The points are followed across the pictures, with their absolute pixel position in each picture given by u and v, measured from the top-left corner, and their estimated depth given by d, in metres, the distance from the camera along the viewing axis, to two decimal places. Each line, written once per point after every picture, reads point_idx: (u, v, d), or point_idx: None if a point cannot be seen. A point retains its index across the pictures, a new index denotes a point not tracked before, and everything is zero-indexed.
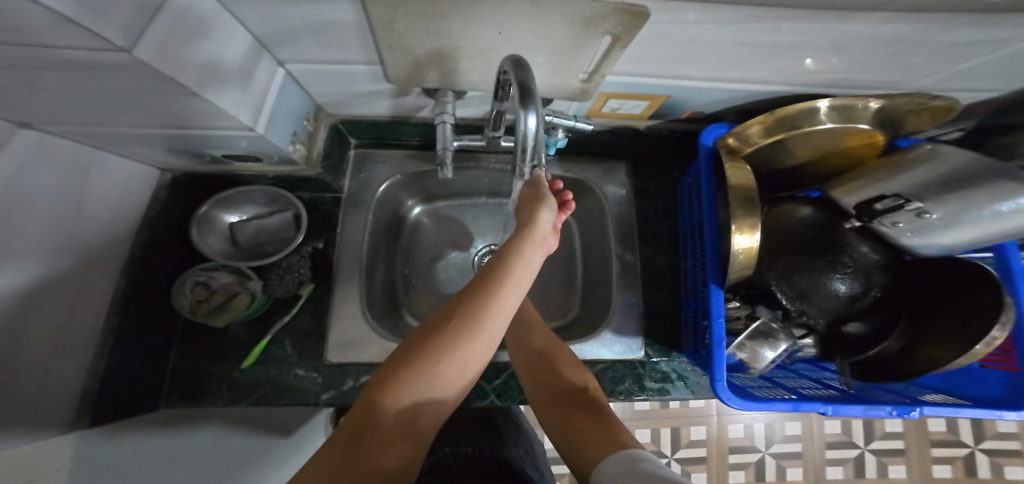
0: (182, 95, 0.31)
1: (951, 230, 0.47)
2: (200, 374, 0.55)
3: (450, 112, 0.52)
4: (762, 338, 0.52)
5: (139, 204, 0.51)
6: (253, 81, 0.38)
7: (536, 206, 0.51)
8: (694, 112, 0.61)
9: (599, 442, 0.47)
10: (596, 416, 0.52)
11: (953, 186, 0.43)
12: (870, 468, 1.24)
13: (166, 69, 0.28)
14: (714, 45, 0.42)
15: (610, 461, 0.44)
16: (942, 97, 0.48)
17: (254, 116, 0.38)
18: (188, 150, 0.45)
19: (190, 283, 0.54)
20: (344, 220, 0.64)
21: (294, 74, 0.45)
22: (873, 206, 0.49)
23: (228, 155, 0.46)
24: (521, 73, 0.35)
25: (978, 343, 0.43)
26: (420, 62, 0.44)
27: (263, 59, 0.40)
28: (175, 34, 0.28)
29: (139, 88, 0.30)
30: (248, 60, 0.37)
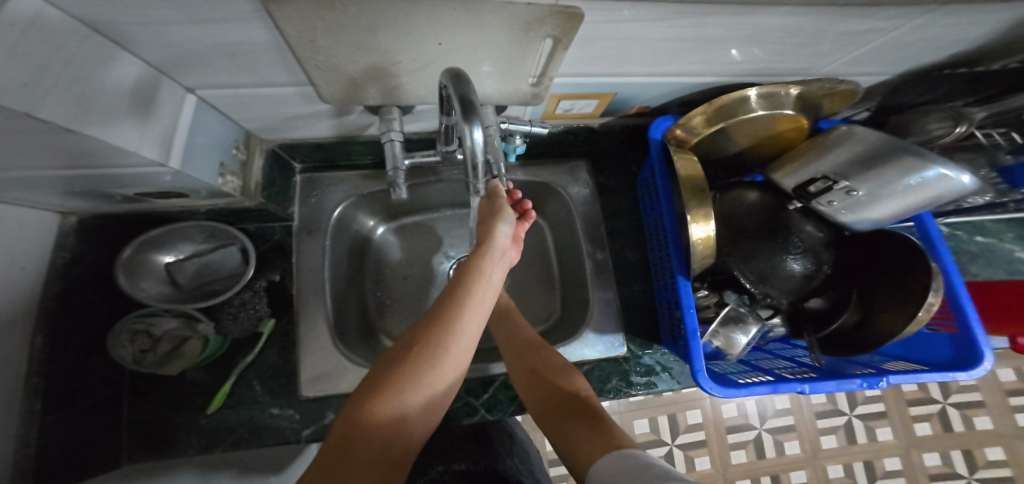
0: (54, 134, 0.28)
1: (874, 204, 0.48)
2: (162, 423, 0.53)
3: (398, 129, 0.51)
4: (733, 324, 0.52)
5: (68, 252, 0.48)
6: (155, 112, 0.35)
7: (494, 220, 0.50)
8: (643, 108, 0.62)
9: (593, 444, 0.46)
10: (589, 420, 0.49)
11: (872, 163, 0.44)
12: (858, 433, 1.27)
13: (15, 104, 0.24)
14: (647, 41, 0.42)
15: (604, 463, 0.42)
16: (848, 81, 0.50)
17: (163, 149, 0.36)
18: (92, 192, 0.41)
19: (129, 333, 0.50)
20: (299, 248, 0.62)
21: (211, 101, 0.43)
22: (807, 189, 0.49)
23: (146, 192, 0.43)
24: (461, 87, 0.31)
25: (920, 310, 0.45)
26: (355, 80, 0.43)
27: (165, 89, 0.37)
28: (18, 62, 0.24)
29: (26, 133, 0.27)
30: (144, 92, 0.34)
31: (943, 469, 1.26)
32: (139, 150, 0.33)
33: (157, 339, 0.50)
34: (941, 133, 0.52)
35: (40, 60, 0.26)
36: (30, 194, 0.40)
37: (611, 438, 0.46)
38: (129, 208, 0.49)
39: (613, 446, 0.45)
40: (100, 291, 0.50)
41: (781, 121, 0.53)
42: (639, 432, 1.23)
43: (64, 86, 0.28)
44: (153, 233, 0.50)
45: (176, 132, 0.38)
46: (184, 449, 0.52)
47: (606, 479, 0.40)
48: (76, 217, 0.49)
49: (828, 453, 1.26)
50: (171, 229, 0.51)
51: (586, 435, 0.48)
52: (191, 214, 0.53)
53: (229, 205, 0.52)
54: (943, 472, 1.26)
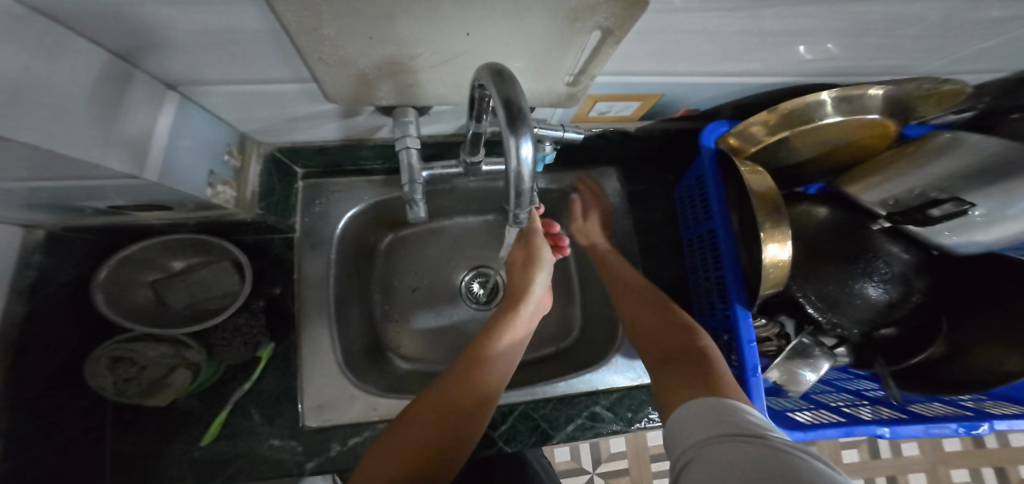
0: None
1: (987, 227, 0.43)
2: (150, 458, 0.47)
3: (414, 134, 0.44)
4: (800, 358, 0.45)
5: None
6: (124, 115, 0.29)
7: (530, 270, 0.58)
8: (689, 111, 0.55)
9: (687, 391, 0.38)
10: (691, 364, 0.42)
11: (993, 177, 0.39)
12: (884, 449, 1.20)
13: None
14: (716, 35, 0.35)
15: (691, 411, 0.34)
16: (954, 81, 0.42)
17: (134, 159, 0.29)
18: (58, 206, 0.35)
19: (107, 361, 0.43)
20: (301, 263, 0.56)
21: (196, 99, 0.37)
22: (930, 211, 0.42)
23: (120, 204, 0.37)
24: (503, 87, 0.24)
25: None
26: (367, 76, 0.36)
27: (135, 86, 0.30)
28: None
29: None
30: (106, 90, 0.28)
31: None
32: (101, 162, 0.27)
33: (143, 367, 0.45)
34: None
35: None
36: None
37: (718, 388, 0.37)
38: (102, 221, 0.42)
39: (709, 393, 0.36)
40: (74, 313, 0.44)
41: (857, 127, 0.47)
42: (652, 445, 1.17)
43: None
44: (133, 249, 0.44)
45: (154, 139, 0.32)
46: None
47: (688, 429, 0.33)
48: (44, 228, 0.40)
49: (852, 469, 1.18)
50: (156, 244, 0.45)
51: (685, 382, 0.40)
52: (178, 228, 0.46)
53: (220, 218, 0.45)
54: None
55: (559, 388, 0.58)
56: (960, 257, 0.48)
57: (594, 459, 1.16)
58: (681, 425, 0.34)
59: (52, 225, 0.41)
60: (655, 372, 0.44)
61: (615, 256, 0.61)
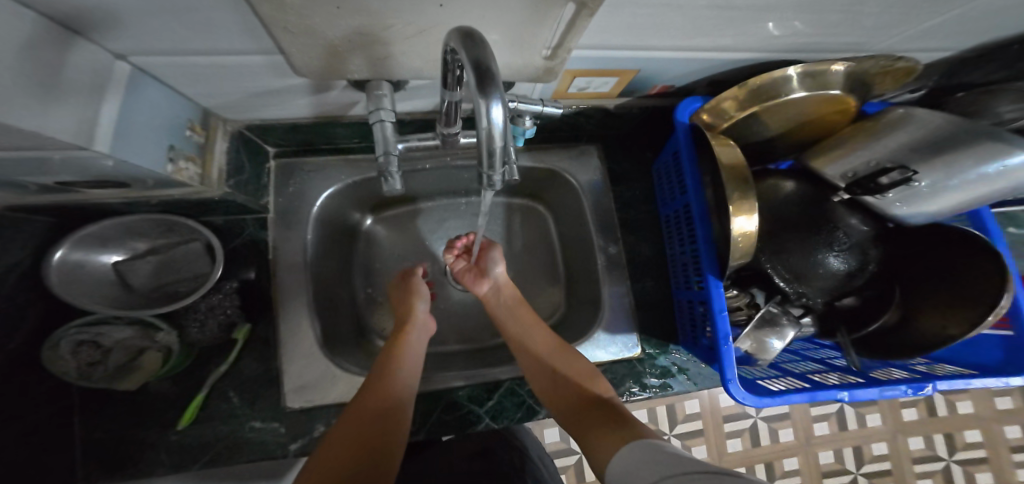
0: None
1: (932, 198, 0.45)
2: (125, 443, 0.47)
3: (389, 107, 0.43)
4: (768, 327, 0.47)
5: None
6: (68, 83, 0.27)
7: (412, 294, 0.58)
8: (666, 87, 0.56)
9: (608, 441, 0.42)
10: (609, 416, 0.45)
11: (939, 147, 0.42)
12: (850, 420, 1.27)
13: None
14: (686, 9, 0.36)
15: (622, 453, 0.38)
16: (906, 58, 0.44)
17: (80, 127, 0.28)
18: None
19: (70, 344, 0.42)
20: (277, 244, 0.55)
21: (149, 70, 0.35)
22: (878, 180, 0.44)
23: (72, 181, 0.35)
24: (473, 51, 0.24)
25: (992, 313, 0.43)
26: (336, 47, 0.35)
27: (82, 51, 0.29)
28: None
29: None
30: (48, 54, 0.26)
31: (927, 453, 1.28)
32: (41, 128, 0.25)
33: (109, 350, 0.44)
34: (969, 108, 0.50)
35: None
36: None
37: (631, 431, 0.42)
38: (56, 198, 0.40)
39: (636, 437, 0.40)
40: (25, 296, 0.41)
41: (824, 103, 0.48)
42: None
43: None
44: (90, 227, 0.43)
45: (103, 109, 0.30)
46: (154, 466, 0.46)
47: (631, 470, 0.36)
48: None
49: (819, 440, 1.25)
50: (118, 223, 0.44)
51: (605, 430, 0.43)
52: (139, 207, 0.44)
53: (187, 196, 0.44)
54: (924, 455, 1.28)
55: None
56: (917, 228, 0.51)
57: None
58: (626, 458, 0.38)
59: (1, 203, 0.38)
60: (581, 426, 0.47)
61: (522, 306, 0.60)
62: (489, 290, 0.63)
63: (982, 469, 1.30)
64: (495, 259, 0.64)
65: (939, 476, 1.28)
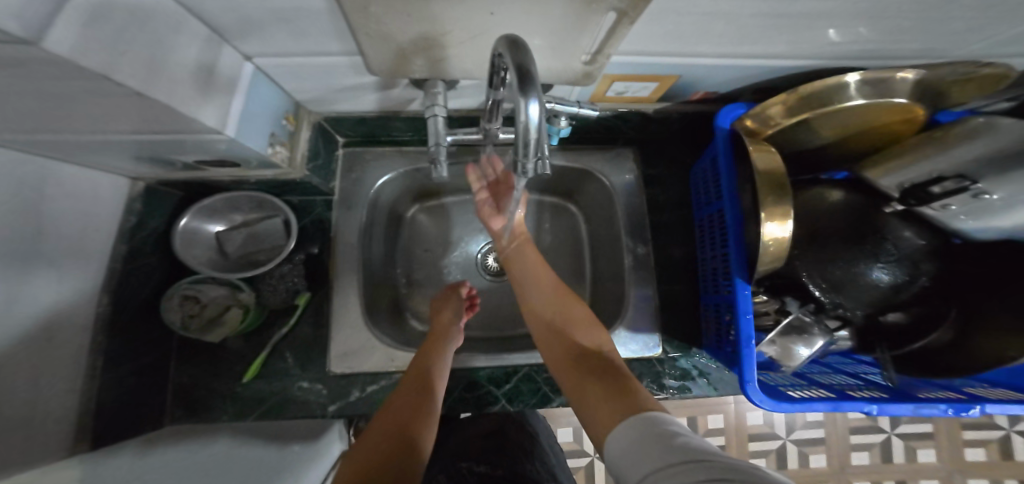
0: (109, 92, 0.25)
1: (1006, 212, 0.43)
2: (200, 389, 0.54)
3: (442, 104, 0.49)
4: (796, 334, 0.47)
5: (115, 213, 0.47)
6: (217, 80, 0.33)
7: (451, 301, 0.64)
8: (707, 94, 0.56)
9: (611, 411, 0.42)
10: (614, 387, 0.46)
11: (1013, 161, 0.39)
12: (897, 453, 1.17)
13: (99, 69, 0.22)
14: (731, 18, 0.37)
15: (620, 430, 0.38)
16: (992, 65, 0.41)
17: (219, 115, 0.34)
18: (156, 159, 0.40)
19: (179, 298, 0.50)
20: (339, 224, 0.61)
21: (267, 70, 0.41)
22: (929, 189, 0.43)
23: (203, 160, 0.42)
24: (518, 56, 0.29)
25: None
26: (403, 50, 0.40)
27: (224, 54, 0.34)
28: (103, 28, 0.23)
29: (107, 95, 0.26)
30: (208, 56, 0.32)
31: None
32: (196, 115, 0.31)
33: (205, 305, 0.51)
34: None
35: (120, 20, 0.24)
36: (99, 156, 0.39)
37: (634, 403, 0.41)
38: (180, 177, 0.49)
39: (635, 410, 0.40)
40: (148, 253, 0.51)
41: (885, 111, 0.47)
42: None
43: (132, 43, 0.25)
44: (205, 202, 0.51)
45: (234, 103, 0.36)
46: (223, 410, 0.54)
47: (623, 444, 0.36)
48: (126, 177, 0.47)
49: (859, 470, 1.16)
50: (224, 199, 0.52)
51: (607, 401, 0.43)
52: (242, 185, 0.52)
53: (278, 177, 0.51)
54: None
55: None
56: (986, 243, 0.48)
57: None
58: (620, 435, 0.37)
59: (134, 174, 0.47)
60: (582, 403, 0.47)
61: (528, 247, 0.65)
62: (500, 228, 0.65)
63: None
64: (514, 202, 0.62)
65: None
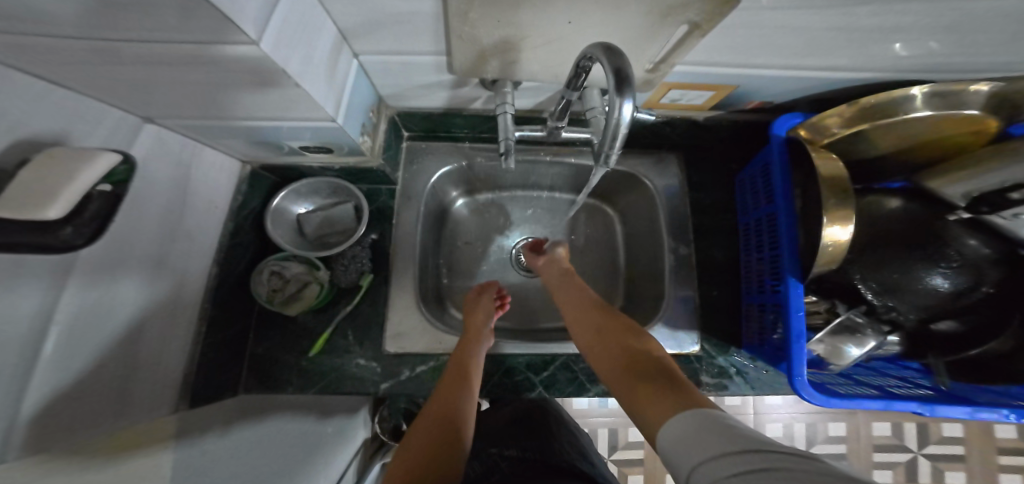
0: (267, 81, 0.29)
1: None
2: (268, 359, 0.58)
3: (510, 103, 0.52)
4: (847, 334, 0.49)
5: (227, 197, 0.51)
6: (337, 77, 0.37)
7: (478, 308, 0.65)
8: (762, 103, 0.58)
9: (661, 406, 0.41)
10: (662, 379, 0.45)
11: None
12: (923, 473, 1.15)
13: (279, 61, 0.27)
14: (800, 32, 0.39)
15: (673, 422, 0.37)
16: None
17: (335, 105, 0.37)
18: (267, 142, 0.45)
19: (267, 272, 0.55)
20: (399, 213, 0.65)
21: (365, 66, 0.44)
22: (1007, 196, 0.43)
23: (306, 147, 0.46)
24: (615, 59, 0.32)
25: None
26: (485, 52, 0.44)
27: (343, 52, 0.38)
28: (284, 31, 0.27)
29: (262, 85, 0.30)
30: (334, 54, 0.36)
31: None
32: (323, 103, 0.34)
33: (286, 280, 0.55)
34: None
35: (290, 21, 0.27)
36: (212, 138, 0.43)
37: (687, 396, 0.41)
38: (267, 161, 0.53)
39: (687, 404, 0.39)
40: None
41: (953, 123, 0.48)
42: None
43: (295, 39, 0.28)
44: (295, 185, 0.55)
45: (342, 95, 0.39)
46: (286, 381, 0.58)
47: (682, 437, 0.35)
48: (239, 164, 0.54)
49: None
50: (309, 183, 0.56)
51: (655, 396, 0.43)
52: (325, 171, 0.57)
53: (358, 164, 0.54)
54: None
55: None
56: None
57: (612, 444, 1.21)
58: (675, 425, 0.37)
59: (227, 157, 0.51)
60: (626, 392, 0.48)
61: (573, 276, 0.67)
62: (545, 263, 0.71)
63: None
64: (554, 244, 0.74)
65: None
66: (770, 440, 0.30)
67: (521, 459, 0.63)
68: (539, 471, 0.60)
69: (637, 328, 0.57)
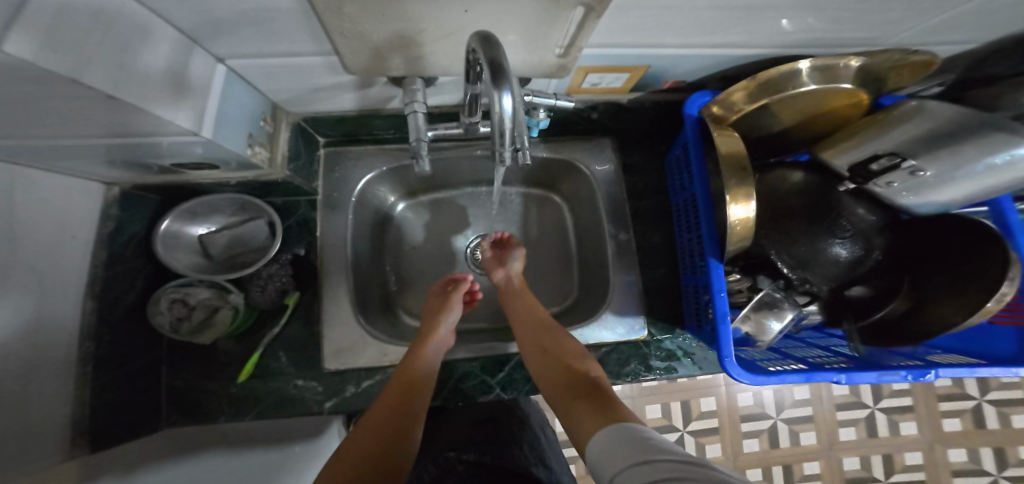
0: (80, 95, 0.26)
1: (941, 187, 0.45)
2: (195, 391, 0.55)
3: (421, 101, 0.49)
4: (767, 309, 0.49)
5: (90, 223, 0.46)
6: (187, 88, 0.34)
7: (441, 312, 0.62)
8: (677, 83, 0.58)
9: (596, 425, 0.44)
10: (598, 400, 0.48)
11: (947, 139, 0.41)
12: (881, 427, 1.21)
13: (53, 66, 0.22)
14: (689, 11, 0.39)
15: (603, 438, 0.41)
16: (922, 52, 0.45)
17: (195, 117, 0.34)
18: (130, 163, 0.41)
19: (167, 301, 0.51)
20: (324, 223, 0.62)
21: (238, 70, 0.41)
22: (868, 167, 0.47)
23: (179, 163, 0.43)
24: (491, 51, 0.31)
25: (989, 301, 0.43)
26: (380, 48, 0.41)
27: (195, 56, 0.35)
28: (55, 35, 0.22)
29: (72, 99, 0.26)
30: (175, 58, 0.32)
31: (970, 466, 1.22)
32: (170, 115, 0.31)
33: (193, 307, 0.51)
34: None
35: (74, 20, 0.24)
36: (69, 160, 0.39)
37: (614, 416, 0.44)
38: (160, 179, 0.49)
39: (615, 422, 0.42)
40: (138, 261, 0.51)
41: (835, 97, 0.50)
42: (651, 418, 1.20)
43: (91, 43, 0.25)
44: (186, 205, 0.51)
45: (208, 110, 0.36)
46: (216, 414, 0.54)
47: (608, 449, 0.38)
48: (118, 186, 0.49)
49: (845, 445, 1.21)
50: (203, 201, 0.52)
51: (592, 413, 0.46)
52: (220, 187, 0.53)
53: (257, 177, 0.51)
54: (965, 468, 1.21)
55: None
56: (929, 217, 0.51)
57: None
58: (601, 444, 0.40)
59: (110, 178, 0.46)
60: (566, 408, 0.50)
61: (524, 294, 0.66)
62: (501, 277, 0.69)
63: None
64: (516, 256, 0.69)
65: None
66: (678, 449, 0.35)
67: (480, 464, 0.62)
68: (498, 476, 0.59)
69: (584, 347, 0.57)
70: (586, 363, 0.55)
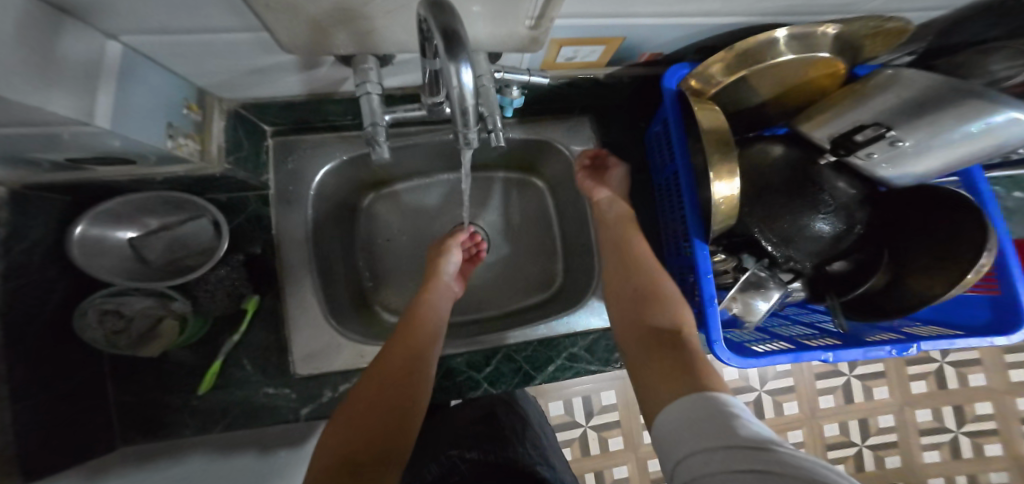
0: None
1: (919, 156, 0.43)
2: (153, 407, 0.51)
3: (375, 81, 0.44)
4: (754, 289, 0.48)
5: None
6: (57, 67, 0.28)
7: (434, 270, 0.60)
8: (654, 55, 0.55)
9: (671, 386, 0.38)
10: (681, 359, 0.42)
11: (925, 108, 0.39)
12: (857, 393, 1.25)
13: None
14: None
15: (676, 405, 0.35)
16: (896, 18, 0.43)
17: (78, 105, 0.29)
18: (13, 158, 0.35)
19: (96, 314, 0.46)
20: (279, 219, 0.57)
21: (138, 47, 0.36)
22: (853, 137, 0.43)
23: (79, 157, 0.37)
24: (445, 20, 0.26)
25: (971, 272, 0.42)
26: (319, 23, 0.35)
27: (67, 28, 0.29)
28: None
29: None
30: (41, 28, 0.27)
31: (935, 425, 1.27)
32: (42, 105, 0.26)
33: (130, 318, 0.48)
34: (1005, 74, 0.43)
35: None
36: None
37: (694, 380, 0.37)
38: (70, 177, 0.42)
39: (694, 387, 0.36)
40: (53, 270, 0.44)
41: (813, 67, 0.47)
42: None
43: None
44: (103, 205, 0.45)
45: (97, 96, 0.31)
46: (181, 429, 0.51)
47: (679, 423, 0.33)
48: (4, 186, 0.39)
49: (825, 413, 1.25)
50: (125, 202, 0.47)
51: (670, 374, 0.40)
52: (146, 185, 0.47)
53: (189, 173, 0.46)
54: (932, 427, 1.27)
55: (540, 331, 0.61)
56: (910, 190, 0.49)
57: (587, 412, 1.14)
58: (672, 414, 0.35)
59: (13, 182, 0.39)
60: (643, 364, 0.44)
61: (624, 230, 0.59)
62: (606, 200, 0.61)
63: (990, 439, 1.29)
64: (619, 173, 0.63)
65: (946, 448, 1.27)
66: (770, 439, 0.27)
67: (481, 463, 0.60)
68: None
69: (682, 298, 0.50)
70: (676, 311, 0.48)
